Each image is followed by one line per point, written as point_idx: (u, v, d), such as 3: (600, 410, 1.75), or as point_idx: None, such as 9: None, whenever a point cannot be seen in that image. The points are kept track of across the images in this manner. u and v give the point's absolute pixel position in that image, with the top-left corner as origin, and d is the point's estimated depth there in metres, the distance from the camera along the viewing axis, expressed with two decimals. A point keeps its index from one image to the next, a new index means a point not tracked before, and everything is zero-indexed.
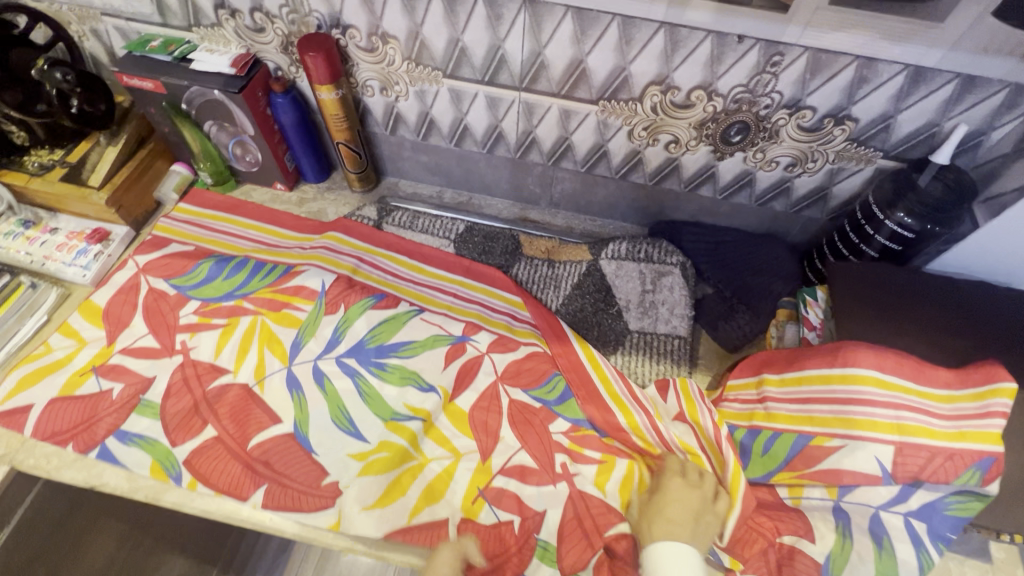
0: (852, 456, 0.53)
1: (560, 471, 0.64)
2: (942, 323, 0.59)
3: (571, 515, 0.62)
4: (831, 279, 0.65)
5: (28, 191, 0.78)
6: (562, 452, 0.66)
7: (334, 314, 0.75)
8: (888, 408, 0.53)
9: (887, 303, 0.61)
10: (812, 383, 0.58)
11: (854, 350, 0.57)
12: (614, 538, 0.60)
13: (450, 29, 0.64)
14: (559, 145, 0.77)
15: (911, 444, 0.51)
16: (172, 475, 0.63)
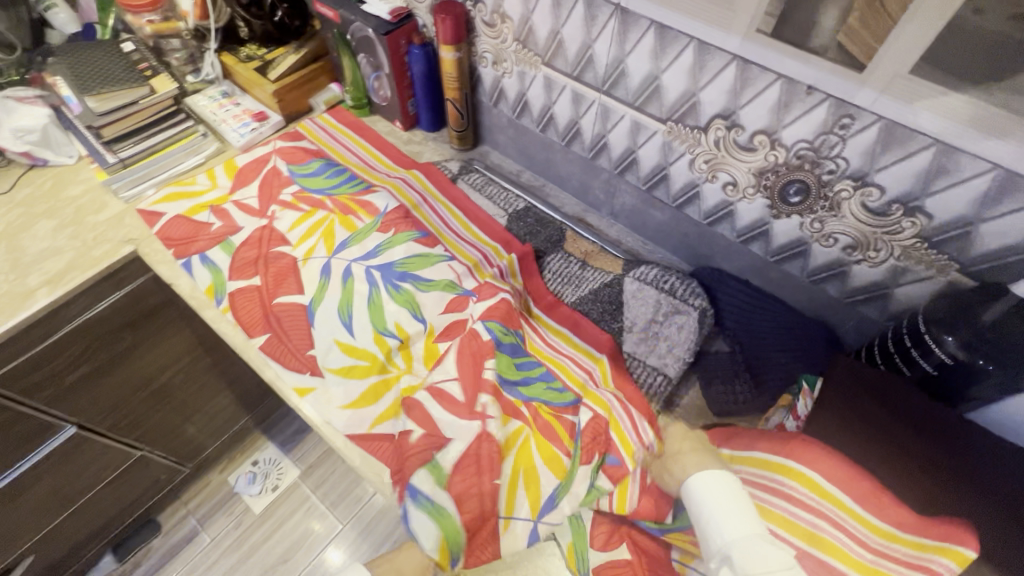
0: None
1: (478, 409, 0.64)
2: (934, 465, 0.51)
3: (471, 452, 0.62)
4: (840, 376, 0.58)
5: (233, 71, 1.04)
6: (488, 394, 0.66)
7: (383, 233, 0.85)
8: (809, 511, 0.49)
9: (883, 422, 0.54)
10: (754, 465, 0.54)
11: (807, 445, 0.52)
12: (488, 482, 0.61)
13: (553, 20, 0.71)
14: (626, 156, 0.79)
15: (816, 557, 0.47)
16: (217, 297, 0.83)
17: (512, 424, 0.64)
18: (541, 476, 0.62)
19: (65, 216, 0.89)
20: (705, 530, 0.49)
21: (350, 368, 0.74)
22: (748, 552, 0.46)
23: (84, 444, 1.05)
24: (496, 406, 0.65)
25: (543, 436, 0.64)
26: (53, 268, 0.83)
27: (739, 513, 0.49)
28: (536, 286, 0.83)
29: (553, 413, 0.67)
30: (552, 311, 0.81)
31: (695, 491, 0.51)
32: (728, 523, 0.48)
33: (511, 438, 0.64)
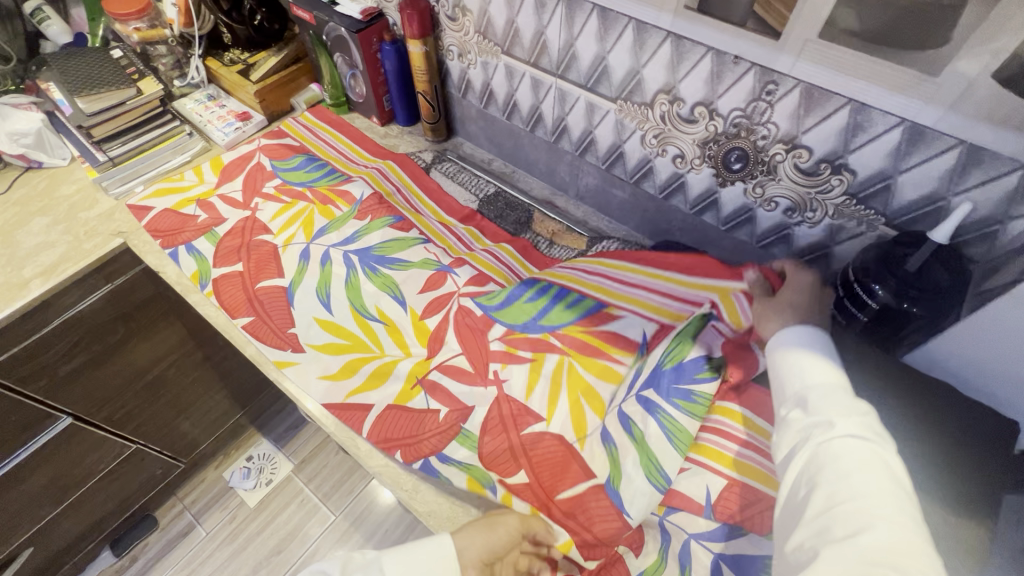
0: (688, 480, 0.57)
1: (491, 376, 0.68)
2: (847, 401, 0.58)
3: (494, 415, 0.66)
4: None
5: (217, 74, 1.09)
6: (498, 360, 0.69)
7: (360, 221, 0.89)
8: (738, 443, 0.57)
9: None
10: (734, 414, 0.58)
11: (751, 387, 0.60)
12: (529, 436, 0.64)
13: (509, 11, 0.76)
14: (584, 137, 0.84)
15: (743, 484, 0.55)
16: (202, 283, 0.86)
17: (547, 357, 0.67)
18: (599, 391, 0.63)
19: (59, 213, 0.94)
20: (783, 376, 0.53)
21: (330, 343, 0.78)
22: (828, 398, 0.50)
23: (80, 435, 1.09)
24: (507, 369, 0.68)
25: (583, 354, 0.66)
26: (46, 260, 0.88)
27: (820, 364, 0.52)
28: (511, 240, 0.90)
29: (587, 331, 0.69)
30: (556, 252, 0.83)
31: (784, 345, 0.55)
32: (811, 375, 0.52)
33: (556, 367, 0.66)
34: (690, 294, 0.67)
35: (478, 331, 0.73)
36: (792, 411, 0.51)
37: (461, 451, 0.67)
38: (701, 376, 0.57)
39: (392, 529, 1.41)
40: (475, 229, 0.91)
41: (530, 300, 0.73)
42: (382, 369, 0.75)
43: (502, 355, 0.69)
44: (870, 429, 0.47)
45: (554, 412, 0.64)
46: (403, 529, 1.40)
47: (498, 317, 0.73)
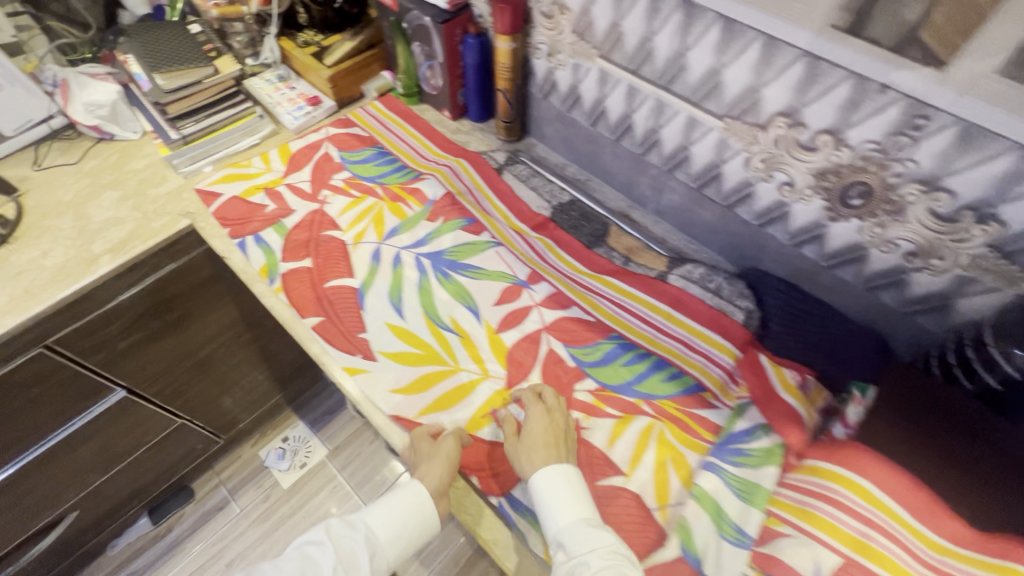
0: (794, 549, 0.51)
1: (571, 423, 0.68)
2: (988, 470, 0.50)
3: None
4: (882, 379, 0.59)
5: (289, 55, 1.07)
6: (580, 410, 0.69)
7: (431, 222, 0.88)
8: (858, 519, 0.50)
9: (919, 418, 0.54)
10: (820, 476, 0.54)
11: (855, 452, 0.53)
12: (604, 488, 0.63)
13: (614, 12, 0.71)
14: (677, 154, 0.78)
15: (860, 564, 0.48)
16: (271, 276, 0.83)
17: (637, 418, 0.67)
18: (688, 455, 0.64)
19: (129, 188, 0.94)
20: (543, 518, 0.59)
21: (402, 351, 0.74)
22: (575, 536, 0.56)
23: (131, 407, 1.10)
24: (590, 421, 0.68)
25: (674, 422, 0.67)
26: (116, 236, 0.88)
27: (568, 502, 0.59)
28: (584, 254, 0.86)
29: (681, 409, 0.69)
30: (641, 282, 0.80)
31: (537, 487, 0.60)
32: (560, 512, 0.58)
33: (646, 428, 0.66)
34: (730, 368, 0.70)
35: (565, 378, 0.73)
36: (560, 555, 0.57)
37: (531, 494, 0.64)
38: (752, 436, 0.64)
39: None
40: (552, 242, 0.87)
41: (626, 364, 0.74)
42: (459, 386, 0.72)
43: (585, 406, 0.69)
44: (615, 555, 0.55)
45: (636, 468, 0.63)
46: None
47: (591, 373, 0.74)
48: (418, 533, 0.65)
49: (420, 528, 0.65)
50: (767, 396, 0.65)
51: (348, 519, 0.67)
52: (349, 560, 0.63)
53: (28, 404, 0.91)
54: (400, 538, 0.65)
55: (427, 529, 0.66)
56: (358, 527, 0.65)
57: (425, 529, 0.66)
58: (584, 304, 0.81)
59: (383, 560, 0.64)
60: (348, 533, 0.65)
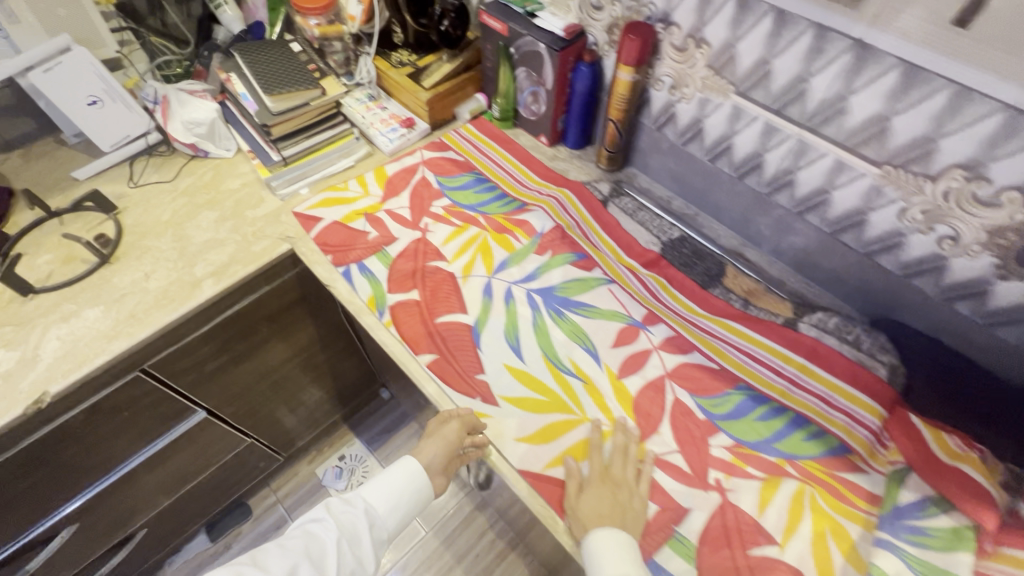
0: None
1: (713, 483, 0.64)
2: None
3: (716, 524, 0.61)
4: None
5: (383, 75, 1.04)
6: (720, 469, 0.66)
7: (540, 256, 0.85)
8: None
9: None
10: None
11: None
12: (759, 559, 0.58)
13: (765, 50, 0.67)
14: (814, 197, 0.75)
15: None
16: (380, 310, 0.81)
17: (784, 482, 0.64)
18: (848, 528, 0.60)
19: (226, 209, 0.92)
20: None
21: (524, 396, 0.72)
22: None
23: (208, 428, 1.08)
24: (732, 481, 0.65)
25: (824, 487, 0.64)
26: (216, 260, 0.86)
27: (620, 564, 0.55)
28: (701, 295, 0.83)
29: (829, 473, 0.65)
30: (769, 330, 0.76)
31: (594, 549, 0.57)
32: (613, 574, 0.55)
33: (796, 493, 0.63)
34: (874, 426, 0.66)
35: (698, 432, 0.69)
36: None
37: (677, 561, 0.59)
38: (928, 512, 0.60)
39: (483, 554, 1.36)
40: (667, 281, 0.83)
41: (760, 420, 0.71)
42: (588, 437, 0.68)
43: (725, 465, 0.66)
44: None
45: (792, 537, 0.60)
46: (494, 557, 1.36)
47: (724, 427, 0.70)
48: (410, 506, 0.77)
49: (413, 499, 0.77)
50: (930, 463, 0.61)
51: (345, 502, 0.76)
52: (352, 530, 0.72)
53: (118, 428, 0.89)
54: (396, 509, 0.76)
55: (417, 500, 0.78)
56: (358, 505, 0.75)
57: (416, 501, 0.78)
58: (706, 350, 0.77)
59: (381, 531, 0.74)
60: (349, 512, 0.74)
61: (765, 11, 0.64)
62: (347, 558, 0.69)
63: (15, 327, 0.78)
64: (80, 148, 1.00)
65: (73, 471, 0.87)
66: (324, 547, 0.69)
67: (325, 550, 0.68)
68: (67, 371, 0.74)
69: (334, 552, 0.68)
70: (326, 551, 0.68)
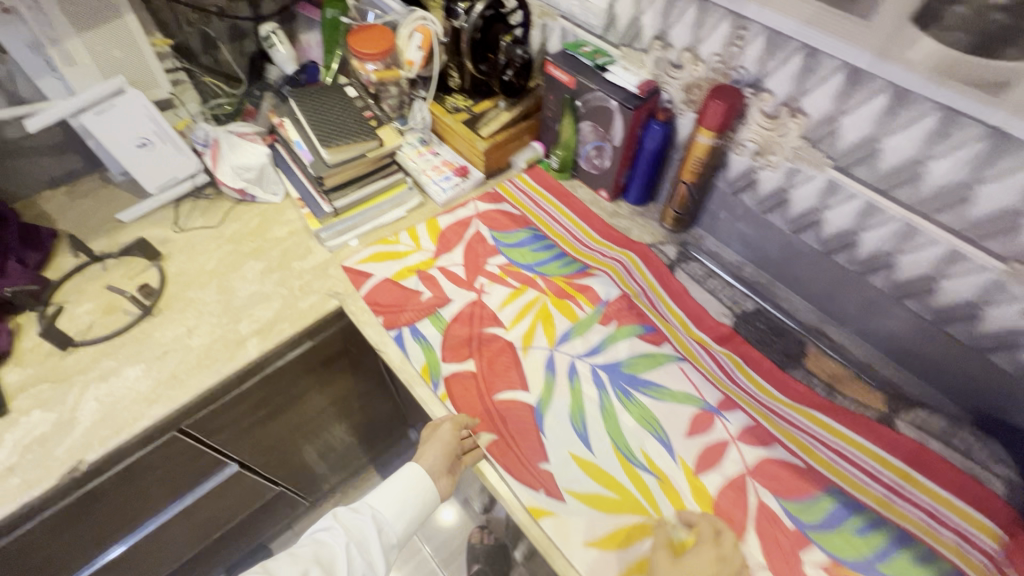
0: None
1: None
2: None
3: None
4: None
5: (437, 120, 1.00)
6: None
7: (605, 326, 0.79)
8: None
9: None
10: None
11: None
12: None
13: (876, 127, 0.61)
14: (918, 283, 0.68)
15: None
16: (433, 381, 0.76)
17: None
18: None
19: (272, 259, 0.88)
20: None
21: (593, 493, 0.65)
22: None
23: (239, 479, 1.03)
24: None
25: None
26: (261, 317, 0.82)
27: None
28: (779, 378, 0.76)
29: None
30: (860, 427, 0.70)
31: None
32: None
33: None
34: (995, 555, 0.59)
35: (788, 544, 0.63)
36: None
37: None
38: None
39: None
40: (742, 361, 0.77)
41: (858, 533, 0.64)
42: None
43: None
44: None
45: None
46: None
47: (817, 540, 0.64)
48: (419, 510, 0.72)
49: (422, 503, 0.72)
50: None
51: (352, 509, 0.71)
52: (361, 537, 0.68)
53: (150, 488, 0.84)
54: (404, 513, 0.71)
55: (427, 503, 0.73)
56: (365, 511, 0.70)
57: (426, 503, 0.73)
58: (790, 443, 0.71)
59: (391, 537, 0.70)
60: (357, 518, 0.69)
61: (881, 88, 0.59)
62: (357, 565, 0.65)
63: (52, 385, 0.74)
64: (124, 187, 0.97)
65: (99, 532, 0.82)
66: (333, 553, 0.65)
67: (335, 555, 0.64)
68: (104, 438, 0.70)
69: (343, 559, 0.64)
70: (337, 558, 0.64)
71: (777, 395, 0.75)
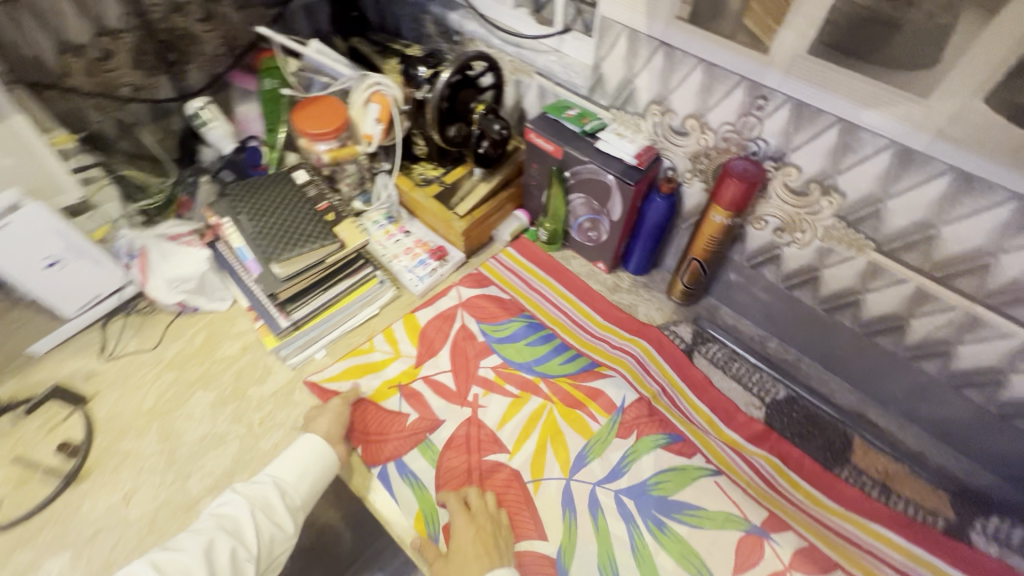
0: None
1: None
2: None
3: None
4: None
5: (405, 194, 0.86)
6: None
7: (624, 439, 0.69)
8: None
9: None
10: None
11: None
12: None
13: (933, 213, 0.52)
14: (982, 373, 0.59)
15: None
16: (432, 535, 0.63)
17: None
18: None
19: (224, 387, 0.74)
20: None
21: None
22: None
23: None
24: None
25: None
26: (215, 468, 0.67)
27: None
28: (825, 481, 0.67)
29: None
30: (924, 539, 0.61)
31: None
32: None
33: None
34: None
35: None
36: None
37: None
38: None
39: None
40: (783, 466, 0.68)
41: None
42: None
43: None
44: None
45: None
46: None
47: None
48: (325, 471, 0.64)
49: (324, 468, 0.63)
50: None
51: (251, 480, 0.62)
52: (264, 504, 0.59)
53: None
54: (308, 472, 0.62)
55: (331, 462, 0.64)
56: (263, 479, 0.61)
57: (331, 465, 0.64)
58: (852, 569, 0.61)
59: (297, 502, 0.61)
60: (253, 487, 0.60)
61: (941, 170, 0.49)
62: (264, 531, 0.57)
63: None
64: None
65: None
66: (237, 523, 0.56)
67: (239, 525, 0.56)
68: None
69: (249, 527, 0.56)
70: (238, 527, 0.56)
71: (827, 504, 0.65)
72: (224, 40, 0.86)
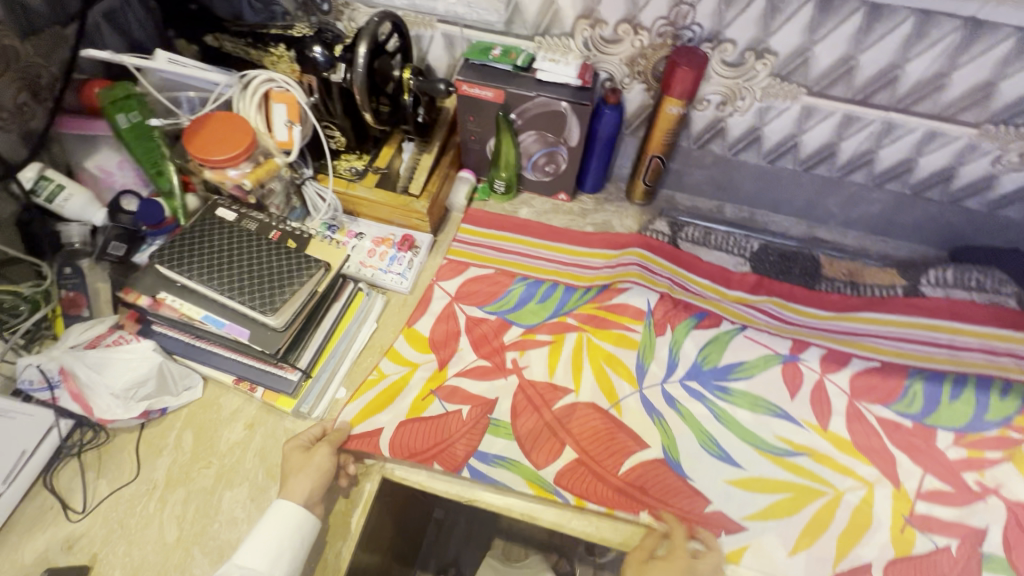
0: None
1: (978, 490, 0.65)
2: None
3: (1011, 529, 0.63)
4: None
5: (343, 196, 0.77)
6: (970, 470, 0.66)
7: (664, 335, 0.74)
8: None
9: None
10: None
11: None
12: None
13: (851, 45, 0.62)
14: (896, 167, 0.74)
15: None
16: (557, 494, 0.62)
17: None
18: None
19: (253, 475, 0.63)
20: None
21: (770, 504, 0.63)
22: None
23: None
24: (988, 476, 0.66)
25: None
26: None
27: None
28: (811, 297, 0.79)
29: None
30: (896, 306, 0.77)
31: None
32: None
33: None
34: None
35: (921, 443, 0.68)
36: None
37: None
38: None
39: None
40: (784, 300, 0.79)
41: (953, 398, 0.71)
42: (858, 505, 0.63)
43: (970, 464, 0.66)
44: None
45: None
46: None
47: (936, 423, 0.69)
48: (303, 544, 0.54)
49: (300, 539, 0.54)
50: None
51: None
52: None
53: None
54: (282, 554, 0.52)
55: (309, 533, 0.54)
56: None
57: (308, 535, 0.54)
58: (865, 352, 0.75)
59: None
60: None
61: (854, 8, 0.58)
62: None
63: None
64: None
65: None
66: None
67: None
68: None
69: None
70: None
71: (823, 314, 0.78)
72: (24, 81, 0.62)
